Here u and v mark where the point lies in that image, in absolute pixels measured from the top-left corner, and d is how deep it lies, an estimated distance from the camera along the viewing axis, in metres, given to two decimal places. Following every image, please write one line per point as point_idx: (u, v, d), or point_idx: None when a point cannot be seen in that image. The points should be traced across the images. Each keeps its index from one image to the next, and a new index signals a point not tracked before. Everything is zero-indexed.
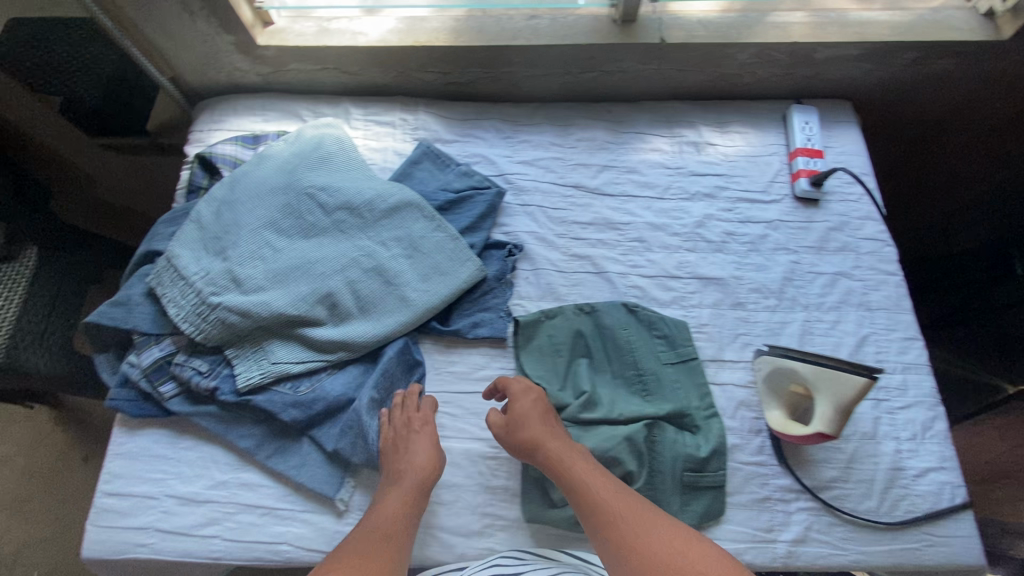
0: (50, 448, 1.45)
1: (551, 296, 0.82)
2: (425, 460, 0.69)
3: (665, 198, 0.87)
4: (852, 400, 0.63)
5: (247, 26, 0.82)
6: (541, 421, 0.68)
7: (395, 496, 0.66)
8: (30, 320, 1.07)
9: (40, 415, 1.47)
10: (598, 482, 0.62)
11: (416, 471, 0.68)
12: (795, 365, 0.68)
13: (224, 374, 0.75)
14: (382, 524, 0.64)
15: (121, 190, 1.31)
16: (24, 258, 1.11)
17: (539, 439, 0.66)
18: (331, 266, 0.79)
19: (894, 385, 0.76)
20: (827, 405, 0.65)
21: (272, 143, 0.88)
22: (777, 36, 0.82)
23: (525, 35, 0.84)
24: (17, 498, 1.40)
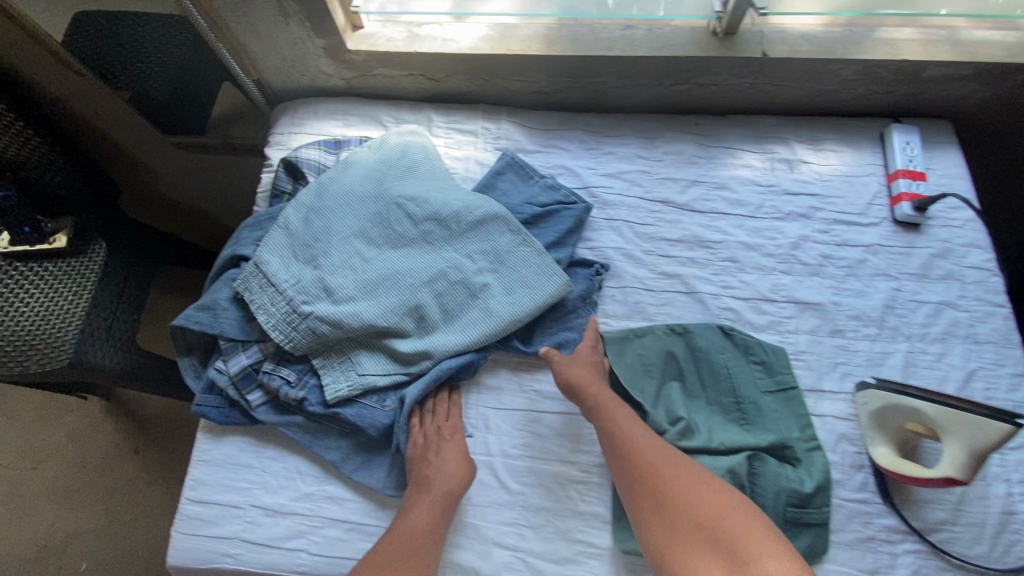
0: (102, 440, 1.45)
1: (639, 315, 0.79)
2: (454, 472, 0.69)
3: (757, 217, 0.84)
4: (989, 446, 0.61)
5: (339, 30, 0.81)
6: (586, 368, 0.72)
7: (424, 506, 0.66)
8: (98, 316, 1.06)
9: (93, 406, 1.48)
10: (631, 427, 0.66)
11: (447, 480, 0.68)
12: (918, 404, 0.66)
13: (313, 386, 0.75)
14: (411, 531, 0.65)
15: (182, 188, 1.31)
16: (92, 253, 1.10)
17: (583, 383, 0.70)
18: (419, 278, 0.78)
19: None
20: (960, 450, 0.63)
21: (355, 148, 0.87)
22: (886, 53, 0.79)
23: (620, 45, 0.81)
24: (69, 488, 1.41)
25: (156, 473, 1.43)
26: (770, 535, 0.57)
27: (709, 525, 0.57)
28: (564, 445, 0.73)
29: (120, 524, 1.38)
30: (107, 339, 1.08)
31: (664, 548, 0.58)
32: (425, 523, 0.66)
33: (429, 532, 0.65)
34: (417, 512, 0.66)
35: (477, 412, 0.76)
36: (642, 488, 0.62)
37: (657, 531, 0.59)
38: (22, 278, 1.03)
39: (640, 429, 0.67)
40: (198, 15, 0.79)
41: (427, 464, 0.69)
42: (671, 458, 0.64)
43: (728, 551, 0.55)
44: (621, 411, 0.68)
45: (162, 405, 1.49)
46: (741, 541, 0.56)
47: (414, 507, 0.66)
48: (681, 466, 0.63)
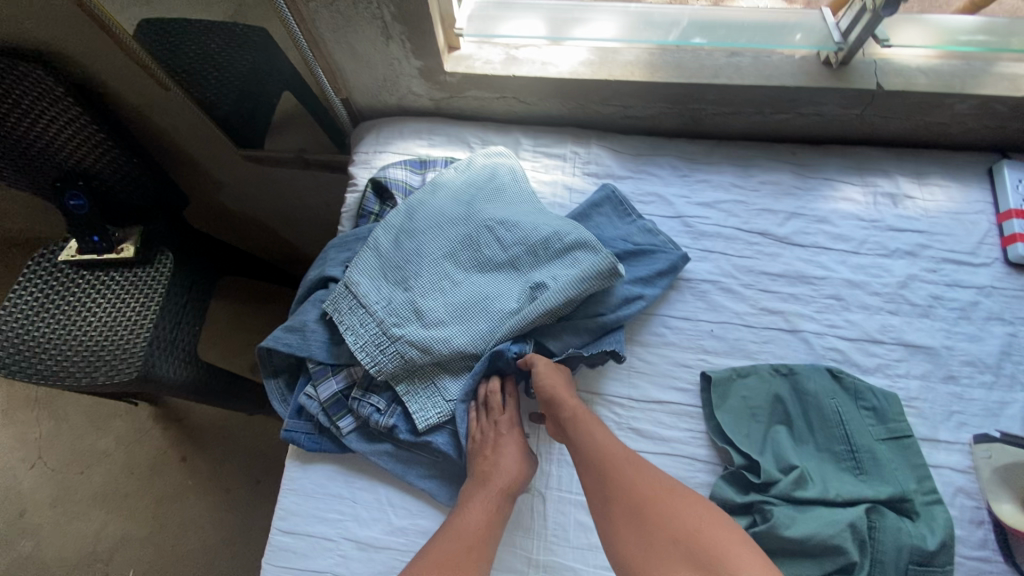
0: (150, 447, 1.41)
1: (739, 353, 0.77)
2: (514, 470, 0.67)
3: (861, 253, 0.81)
4: None
5: (439, 52, 0.80)
6: (563, 381, 0.69)
7: (483, 504, 0.64)
8: (164, 327, 1.02)
9: (141, 411, 1.44)
10: (604, 440, 0.64)
11: (506, 476, 0.66)
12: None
13: (402, 412, 0.72)
14: (467, 529, 0.62)
15: (243, 198, 1.30)
16: (160, 263, 1.08)
17: (562, 397, 0.67)
18: (509, 304, 0.73)
19: None
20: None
21: (443, 170, 0.85)
22: (1007, 88, 0.76)
23: (726, 73, 0.80)
24: (116, 493, 1.36)
25: (205, 483, 1.38)
26: (750, 553, 0.53)
27: (687, 538, 0.54)
28: None
29: (167, 534, 1.32)
30: (171, 352, 1.03)
31: (640, 561, 0.54)
32: (483, 522, 0.63)
33: (487, 530, 0.63)
34: (475, 512, 0.64)
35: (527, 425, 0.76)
36: (616, 501, 0.59)
37: (631, 544, 0.55)
38: (89, 286, 1.04)
39: (615, 443, 0.64)
40: (294, 24, 0.77)
41: (487, 462, 0.67)
42: (647, 472, 0.61)
43: (706, 565, 0.51)
44: (595, 424, 0.66)
45: (212, 413, 1.45)
46: (721, 562, 0.51)
47: (472, 508, 0.64)
48: (659, 480, 0.60)
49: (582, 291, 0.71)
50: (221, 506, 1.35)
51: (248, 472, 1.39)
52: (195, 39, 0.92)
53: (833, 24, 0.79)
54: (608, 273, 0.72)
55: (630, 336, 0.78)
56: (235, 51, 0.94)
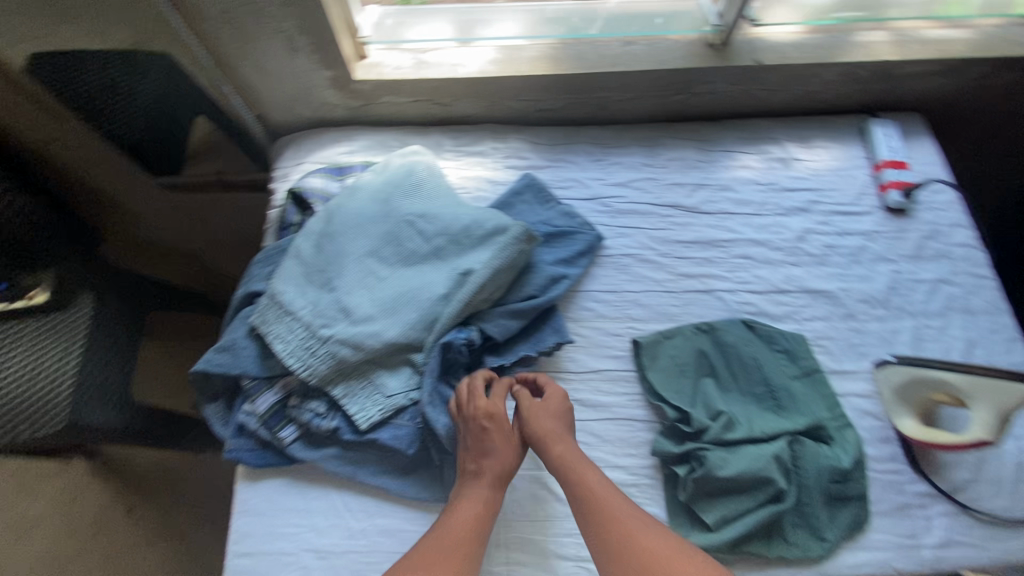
0: (88, 503, 1.32)
1: (664, 317, 0.82)
2: (504, 459, 0.67)
3: (762, 214, 0.89)
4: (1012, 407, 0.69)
5: (346, 61, 0.81)
6: (551, 421, 0.70)
7: (472, 497, 0.65)
8: (91, 371, 0.95)
9: (75, 467, 1.35)
10: (603, 494, 0.63)
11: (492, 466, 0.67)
12: (936, 372, 0.72)
13: (343, 414, 0.71)
14: (454, 519, 0.63)
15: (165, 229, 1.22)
16: (80, 305, 0.99)
17: (553, 436, 0.68)
18: (437, 290, 0.74)
19: None
20: (988, 411, 0.69)
21: (361, 174, 0.87)
22: (865, 55, 0.86)
23: (623, 61, 0.85)
24: (58, 559, 1.27)
25: (154, 532, 1.31)
26: None
27: None
28: (610, 451, 0.74)
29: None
30: (102, 396, 0.96)
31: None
32: (475, 512, 0.63)
33: (477, 521, 0.63)
34: (465, 504, 0.64)
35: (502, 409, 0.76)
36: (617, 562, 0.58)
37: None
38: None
39: (617, 495, 0.63)
40: (192, 41, 0.78)
41: (475, 458, 0.67)
42: (650, 529, 0.60)
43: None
44: (592, 472, 0.66)
45: (153, 459, 1.38)
46: None
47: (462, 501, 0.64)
48: (664, 541, 0.59)
49: (499, 263, 0.74)
50: (173, 554, 1.29)
51: (200, 515, 1.33)
52: (92, 65, 0.89)
53: (710, 9, 0.86)
54: (521, 236, 0.76)
55: (563, 314, 0.82)
56: (137, 81, 0.94)
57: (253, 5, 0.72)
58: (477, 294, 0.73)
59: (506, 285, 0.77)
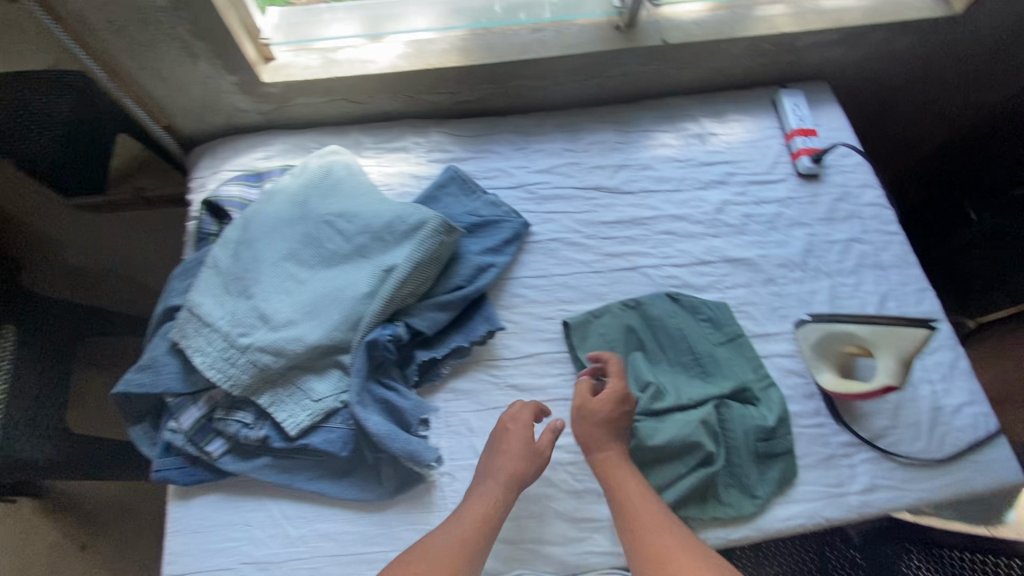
0: (36, 544, 1.24)
1: (593, 297, 0.84)
2: (518, 467, 0.67)
3: (681, 190, 0.91)
4: (913, 350, 0.71)
5: (251, 65, 0.80)
6: (593, 428, 0.69)
7: (487, 493, 0.65)
8: (18, 408, 0.89)
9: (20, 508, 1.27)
10: (641, 509, 0.63)
11: (512, 468, 0.67)
12: (842, 326, 0.76)
13: (272, 422, 0.70)
14: (465, 514, 0.63)
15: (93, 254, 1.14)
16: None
17: (598, 442, 0.68)
18: (360, 289, 0.73)
19: None
20: (891, 359, 0.72)
21: (279, 178, 0.85)
22: (765, 28, 0.89)
23: (533, 48, 0.86)
24: None
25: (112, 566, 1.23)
26: None
27: None
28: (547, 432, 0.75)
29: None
30: (34, 429, 0.90)
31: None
32: (486, 512, 0.64)
33: (487, 521, 0.63)
34: (477, 502, 0.64)
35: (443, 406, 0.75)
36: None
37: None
38: None
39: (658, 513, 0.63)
40: (82, 52, 0.78)
41: (491, 461, 0.68)
42: (687, 548, 0.59)
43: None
44: (633, 484, 0.65)
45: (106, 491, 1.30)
46: None
47: (476, 497, 0.65)
48: (700, 562, 0.57)
49: (421, 257, 0.73)
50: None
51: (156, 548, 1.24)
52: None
53: None
54: (440, 228, 0.75)
55: (493, 302, 0.82)
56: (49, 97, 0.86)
57: (141, 11, 0.71)
58: (402, 289, 0.72)
59: (432, 279, 0.76)
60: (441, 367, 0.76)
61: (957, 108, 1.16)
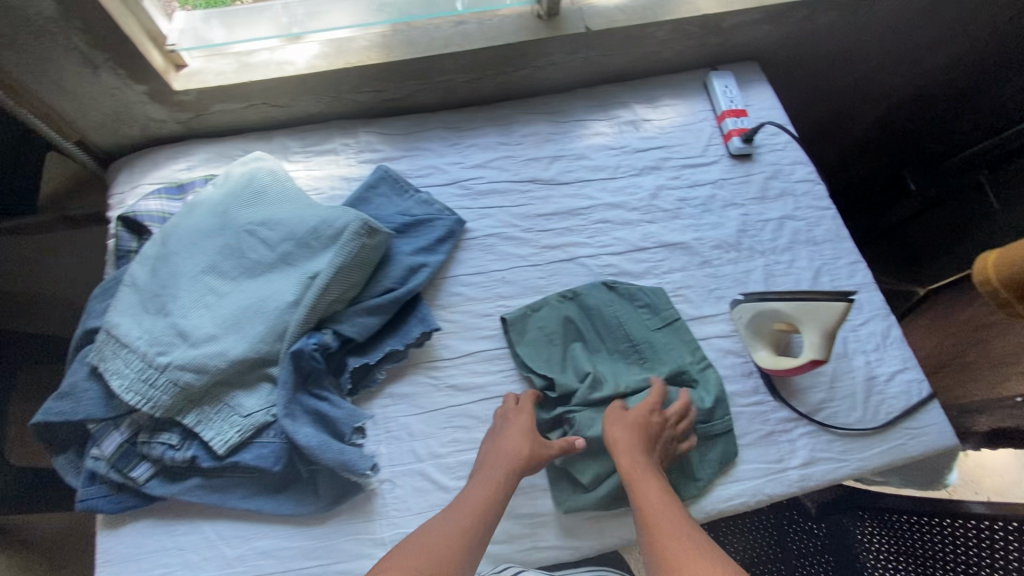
0: None
1: (531, 291, 0.83)
2: (516, 448, 0.67)
3: (616, 178, 0.91)
4: (835, 323, 0.70)
5: (160, 73, 0.77)
6: (627, 431, 0.68)
7: (487, 482, 0.65)
8: None
9: None
10: (664, 513, 0.61)
11: (510, 455, 0.67)
12: (768, 304, 0.76)
13: (199, 441, 0.68)
14: (464, 502, 0.63)
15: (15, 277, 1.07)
16: None
17: (624, 444, 0.67)
18: (285, 298, 0.71)
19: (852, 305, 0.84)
20: (814, 335, 0.71)
21: (202, 189, 0.82)
22: (689, 10, 0.89)
23: (456, 42, 0.85)
24: None
25: None
26: None
27: None
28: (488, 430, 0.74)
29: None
30: None
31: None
32: (485, 498, 0.63)
33: (487, 507, 0.63)
34: (477, 488, 0.64)
35: (381, 412, 0.74)
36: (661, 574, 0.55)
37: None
38: None
39: (678, 518, 0.60)
40: None
41: (494, 448, 0.68)
42: (704, 552, 0.56)
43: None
44: (654, 488, 0.63)
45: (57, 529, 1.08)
46: None
47: (477, 484, 0.65)
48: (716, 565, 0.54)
49: (345, 261, 0.72)
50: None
51: None
52: None
53: None
54: (362, 231, 0.73)
55: (430, 302, 0.81)
56: None
57: (30, 24, 0.68)
58: (328, 296, 0.71)
59: (361, 282, 0.75)
60: (377, 373, 0.74)
61: (892, 84, 1.19)
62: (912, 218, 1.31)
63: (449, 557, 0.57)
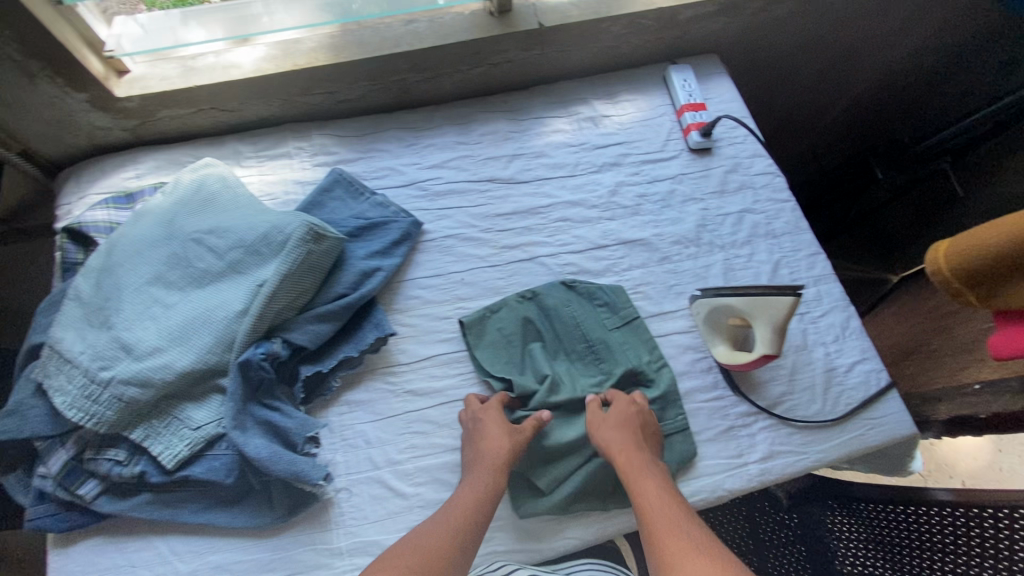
0: None
1: (490, 292, 0.82)
2: (499, 445, 0.67)
3: (576, 175, 0.90)
4: (785, 316, 0.69)
5: (101, 81, 0.76)
6: (620, 427, 0.69)
7: (475, 483, 0.65)
8: None
9: None
10: (662, 507, 0.62)
11: (495, 453, 0.66)
12: (721, 301, 0.75)
13: (148, 456, 0.66)
14: (454, 505, 0.64)
15: None
16: None
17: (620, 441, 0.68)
18: (233, 307, 0.70)
19: (811, 297, 0.84)
20: (765, 327, 0.71)
21: (151, 197, 0.79)
22: (642, 5, 0.89)
23: (406, 41, 0.84)
24: None
25: None
26: None
27: None
28: (447, 434, 0.73)
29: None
30: None
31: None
32: (474, 501, 0.64)
33: (478, 506, 0.63)
34: (466, 491, 0.65)
35: (338, 420, 0.73)
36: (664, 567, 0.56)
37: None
38: None
39: (676, 509, 0.62)
40: None
41: (473, 448, 0.68)
42: (703, 545, 0.57)
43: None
44: (652, 481, 0.65)
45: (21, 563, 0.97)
46: None
47: (466, 486, 0.65)
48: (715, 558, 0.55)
49: (292, 268, 0.71)
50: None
51: None
52: None
53: None
54: (307, 237, 0.72)
55: (388, 306, 0.80)
56: None
57: None
58: (275, 303, 0.70)
59: (312, 288, 0.74)
60: (333, 381, 0.73)
61: (858, 73, 1.18)
62: (888, 204, 1.30)
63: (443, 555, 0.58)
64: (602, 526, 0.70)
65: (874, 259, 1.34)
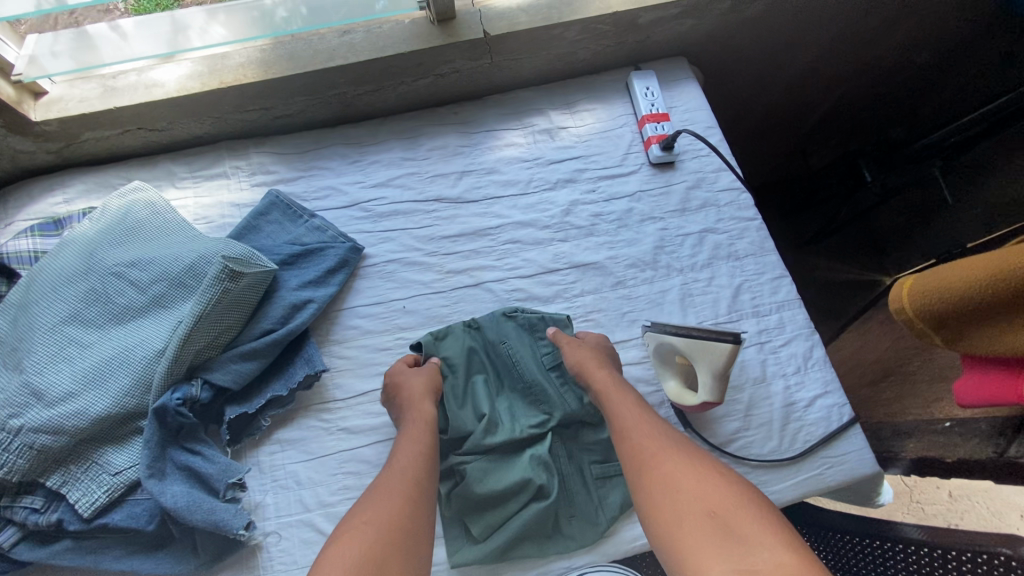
0: None
1: (434, 320, 0.96)
2: (416, 386, 0.83)
3: (529, 193, 1.06)
4: (727, 364, 0.79)
5: (12, 104, 0.90)
6: (586, 357, 0.86)
7: (411, 435, 0.78)
8: None
9: None
10: (638, 420, 0.77)
11: (421, 394, 0.83)
12: (672, 340, 0.84)
13: (66, 505, 0.75)
14: (403, 452, 0.76)
15: None
16: None
17: (595, 371, 0.84)
18: (152, 346, 0.81)
19: (724, 316, 0.98)
20: (708, 374, 0.81)
21: (76, 223, 0.90)
22: (602, 10, 1.03)
23: (340, 52, 0.99)
24: None
25: None
26: (756, 511, 0.61)
27: (713, 509, 0.61)
28: None
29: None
30: None
31: (671, 519, 0.63)
32: (416, 446, 0.76)
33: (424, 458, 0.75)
34: (406, 445, 0.77)
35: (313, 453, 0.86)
36: (641, 467, 0.70)
37: (664, 510, 0.64)
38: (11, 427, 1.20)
39: (650, 420, 0.76)
40: None
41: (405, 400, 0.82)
42: (675, 447, 0.72)
43: (734, 537, 0.58)
44: (627, 402, 0.80)
45: None
46: (742, 528, 0.58)
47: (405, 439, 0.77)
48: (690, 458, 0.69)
49: (205, 308, 0.80)
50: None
51: None
52: None
53: None
54: (221, 275, 0.81)
55: (325, 338, 0.94)
56: None
57: None
58: (192, 343, 0.80)
59: (241, 322, 0.86)
60: (262, 421, 0.85)
61: (794, 60, 1.35)
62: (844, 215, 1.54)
63: (413, 497, 0.69)
64: (540, 571, 0.80)
65: (885, 258, 1.54)
